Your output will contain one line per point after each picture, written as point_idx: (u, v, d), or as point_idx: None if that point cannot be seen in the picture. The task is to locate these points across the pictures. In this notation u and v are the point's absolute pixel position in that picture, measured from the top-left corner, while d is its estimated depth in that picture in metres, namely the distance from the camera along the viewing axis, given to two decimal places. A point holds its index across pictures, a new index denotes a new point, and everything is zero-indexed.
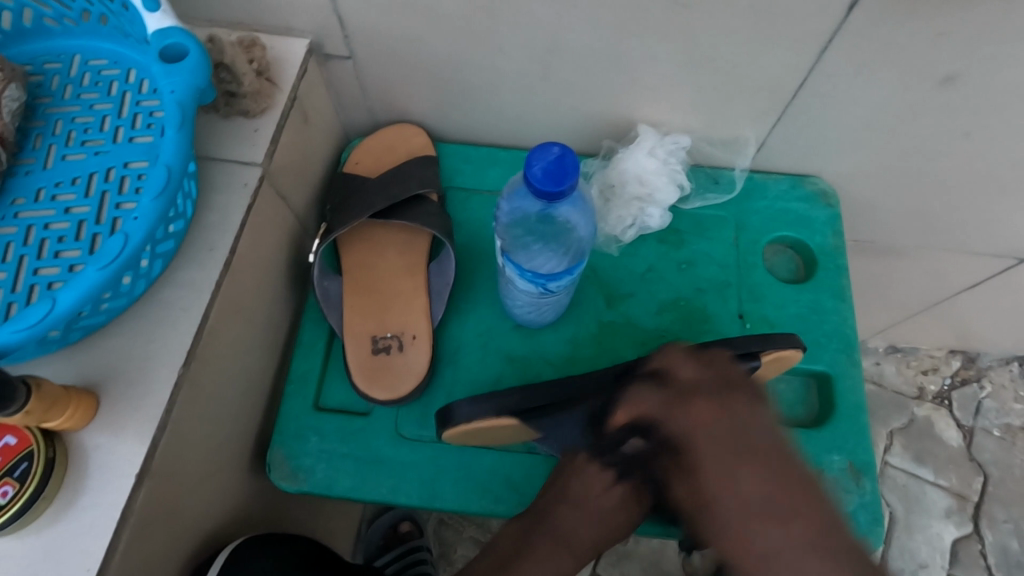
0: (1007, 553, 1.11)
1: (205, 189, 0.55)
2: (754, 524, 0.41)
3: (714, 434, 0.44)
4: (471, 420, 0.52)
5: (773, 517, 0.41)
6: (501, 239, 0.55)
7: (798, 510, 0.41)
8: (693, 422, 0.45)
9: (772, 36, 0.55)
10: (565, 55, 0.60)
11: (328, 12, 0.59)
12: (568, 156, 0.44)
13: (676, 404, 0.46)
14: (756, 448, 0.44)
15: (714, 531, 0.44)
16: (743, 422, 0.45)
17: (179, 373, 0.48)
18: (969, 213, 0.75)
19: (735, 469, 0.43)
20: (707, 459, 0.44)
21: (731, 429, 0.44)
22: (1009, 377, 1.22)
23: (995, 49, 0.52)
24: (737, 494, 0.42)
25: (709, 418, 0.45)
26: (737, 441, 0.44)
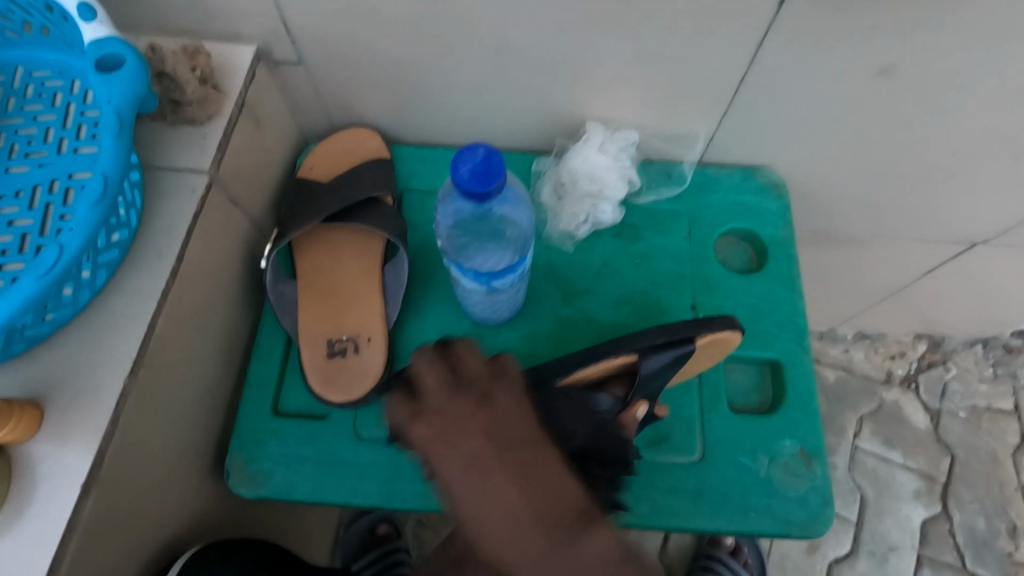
0: (975, 532, 1.13)
1: (152, 197, 0.55)
2: (488, 533, 0.39)
3: (444, 453, 0.40)
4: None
5: (512, 523, 0.38)
6: (443, 242, 0.56)
7: (532, 512, 0.39)
8: (426, 438, 0.41)
9: (710, 32, 0.56)
10: (511, 54, 0.61)
11: (273, 19, 0.59)
12: (494, 156, 0.45)
13: (412, 419, 0.42)
14: (484, 452, 0.39)
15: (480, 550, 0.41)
16: (471, 425, 0.40)
17: (126, 382, 0.48)
18: (918, 197, 0.77)
19: (471, 481, 0.39)
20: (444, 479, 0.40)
21: (459, 442, 0.40)
22: (974, 359, 1.24)
23: (921, 39, 0.54)
24: (472, 505, 0.39)
25: (437, 433, 0.40)
26: (470, 451, 0.40)
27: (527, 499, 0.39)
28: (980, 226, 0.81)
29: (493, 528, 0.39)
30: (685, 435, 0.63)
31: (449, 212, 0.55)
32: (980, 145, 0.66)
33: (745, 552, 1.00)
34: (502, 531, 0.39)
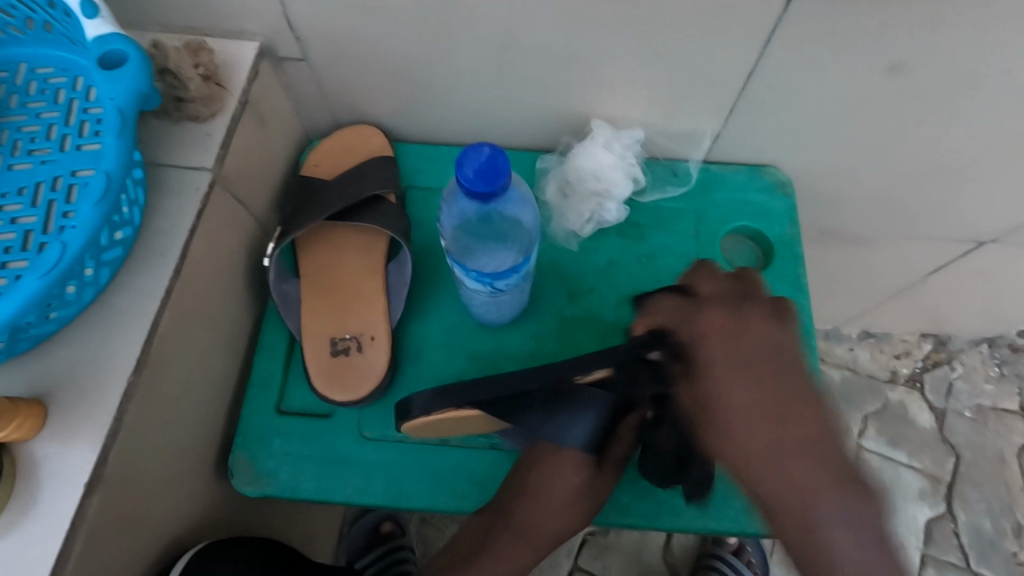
0: (981, 533, 1.13)
1: (154, 195, 0.55)
2: (746, 419, 0.44)
3: (723, 341, 0.46)
4: (428, 413, 0.53)
5: (766, 424, 0.44)
6: (448, 242, 0.55)
7: (800, 417, 0.44)
8: (711, 325, 0.47)
9: (719, 28, 0.56)
10: (518, 51, 0.60)
11: (277, 16, 0.59)
12: (499, 156, 0.44)
13: (694, 308, 0.49)
14: (771, 352, 0.45)
15: (716, 435, 0.45)
16: (757, 328, 0.46)
17: (128, 381, 0.48)
18: (925, 196, 0.76)
19: (739, 376, 0.45)
20: (710, 361, 0.46)
21: (745, 337, 0.46)
22: (980, 359, 1.24)
23: (932, 37, 0.53)
24: (741, 395, 0.44)
25: (729, 324, 0.47)
26: (748, 346, 0.46)
27: (810, 416, 0.44)
28: (989, 225, 0.81)
29: (749, 422, 0.44)
30: None
31: (454, 213, 0.55)
32: (987, 143, 0.66)
33: (749, 551, 1.07)
34: (751, 423, 0.44)
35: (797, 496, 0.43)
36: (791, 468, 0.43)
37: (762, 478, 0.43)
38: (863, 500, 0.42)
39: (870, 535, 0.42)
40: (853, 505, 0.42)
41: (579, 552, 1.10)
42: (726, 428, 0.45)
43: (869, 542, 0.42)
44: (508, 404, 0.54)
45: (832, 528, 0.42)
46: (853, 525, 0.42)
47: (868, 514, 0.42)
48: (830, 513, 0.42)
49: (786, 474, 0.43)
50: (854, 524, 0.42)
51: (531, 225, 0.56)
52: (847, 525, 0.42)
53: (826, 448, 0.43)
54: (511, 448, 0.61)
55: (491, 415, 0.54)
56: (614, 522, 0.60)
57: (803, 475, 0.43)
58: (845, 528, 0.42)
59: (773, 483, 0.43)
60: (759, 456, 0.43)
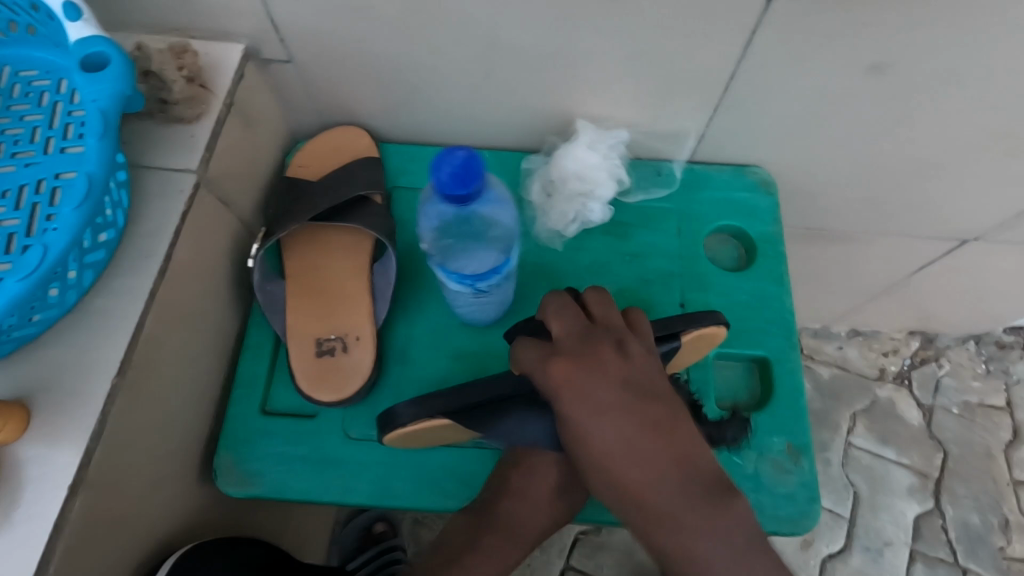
0: (969, 528, 1.14)
1: (139, 197, 0.55)
2: (612, 461, 0.50)
3: (578, 392, 0.49)
4: (409, 422, 0.54)
5: (632, 462, 0.49)
6: (427, 245, 0.56)
7: (669, 441, 0.50)
8: (561, 376, 0.50)
9: (701, 28, 0.56)
10: (502, 52, 0.61)
11: (262, 17, 0.59)
12: (474, 158, 0.45)
13: (546, 360, 0.51)
14: (612, 396, 0.49)
15: (591, 469, 0.51)
16: (602, 370, 0.50)
17: (114, 382, 0.48)
18: (908, 193, 0.77)
19: (608, 421, 0.49)
20: (578, 413, 0.50)
21: (591, 384, 0.49)
22: (967, 355, 1.25)
23: (910, 37, 0.54)
24: (607, 439, 0.49)
25: (573, 372, 0.50)
26: (602, 392, 0.49)
27: (667, 444, 0.50)
28: (971, 222, 0.82)
29: (628, 463, 0.49)
30: None
31: (434, 215, 0.55)
32: (967, 141, 0.66)
33: None
34: (624, 463, 0.49)
35: (664, 518, 0.49)
36: (651, 492, 0.49)
37: (632, 501, 0.50)
38: (729, 507, 0.49)
39: (726, 538, 0.48)
40: (721, 514, 0.49)
41: (571, 552, 1.11)
42: (600, 464, 0.50)
43: (726, 545, 0.48)
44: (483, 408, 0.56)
45: (694, 540, 0.49)
46: (714, 533, 0.48)
47: (724, 516, 0.49)
48: (693, 528, 0.49)
49: (662, 499, 0.49)
50: (713, 533, 0.48)
51: (511, 225, 0.57)
52: (707, 536, 0.48)
53: (691, 471, 0.50)
54: (496, 447, 0.61)
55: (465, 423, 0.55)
56: (599, 519, 0.60)
57: (670, 498, 0.49)
58: (705, 540, 0.48)
59: (652, 509, 0.49)
60: (638, 490, 0.50)
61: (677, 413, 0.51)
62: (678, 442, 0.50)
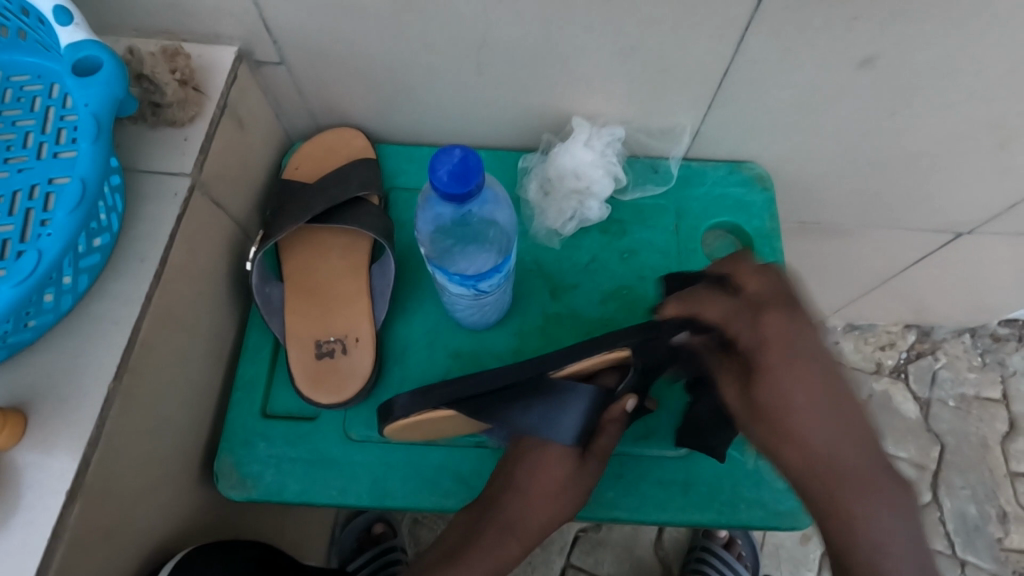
0: (966, 519, 1.15)
1: (133, 201, 0.55)
2: (804, 417, 0.48)
3: (785, 344, 0.49)
4: (408, 414, 0.54)
5: (825, 421, 0.48)
6: (427, 248, 0.55)
7: (861, 417, 0.49)
8: (771, 330, 0.49)
9: (693, 24, 0.56)
10: (495, 51, 0.61)
11: (254, 19, 0.59)
12: (471, 156, 0.44)
13: (754, 311, 0.50)
14: (818, 356, 0.49)
15: (773, 429, 0.50)
16: (806, 329, 0.49)
17: (109, 388, 0.48)
18: (902, 186, 0.78)
19: (803, 379, 0.49)
20: (774, 364, 0.49)
21: (802, 341, 0.49)
22: (963, 348, 1.26)
23: (901, 32, 0.55)
24: (802, 396, 0.48)
25: (787, 328, 0.49)
26: (809, 352, 0.49)
27: (857, 416, 0.49)
28: (966, 215, 0.83)
29: (816, 422, 0.48)
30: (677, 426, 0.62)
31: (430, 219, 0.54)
32: (959, 133, 0.67)
33: (739, 544, 1.09)
34: (814, 421, 0.48)
35: (848, 489, 0.47)
36: (838, 457, 0.48)
37: (815, 464, 0.49)
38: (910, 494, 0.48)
39: (910, 526, 0.46)
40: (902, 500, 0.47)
41: (571, 549, 1.11)
42: (789, 426, 0.49)
43: (905, 536, 0.46)
44: (481, 402, 0.55)
45: (883, 520, 0.46)
46: (902, 510, 0.47)
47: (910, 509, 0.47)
48: (879, 504, 0.46)
49: (846, 467, 0.48)
50: (903, 515, 0.46)
51: (507, 225, 0.56)
52: (894, 519, 0.46)
53: (876, 449, 0.49)
54: (496, 446, 0.62)
55: (466, 415, 0.54)
56: (599, 516, 0.60)
57: (853, 469, 0.48)
58: (888, 520, 0.46)
59: (835, 473, 0.48)
60: (819, 451, 0.48)
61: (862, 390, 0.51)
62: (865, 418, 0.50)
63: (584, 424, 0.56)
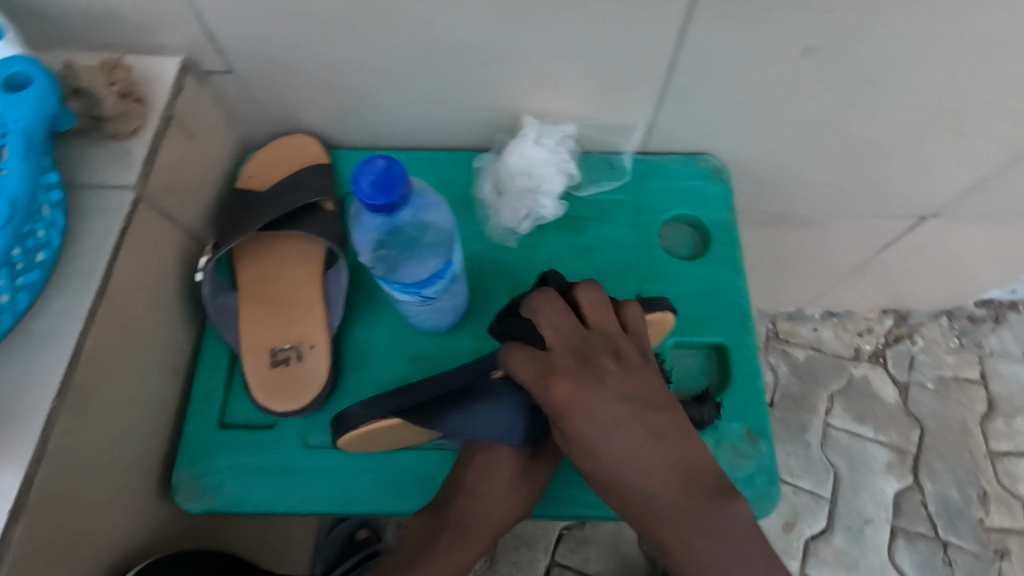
0: (948, 502, 1.15)
1: (76, 215, 0.54)
2: (620, 466, 0.51)
3: (581, 408, 0.50)
4: (359, 424, 0.54)
5: (637, 466, 0.50)
6: (368, 260, 0.55)
7: (672, 450, 0.50)
8: (564, 395, 0.50)
9: (635, 19, 0.56)
10: (440, 52, 0.60)
11: (196, 29, 0.59)
12: (393, 167, 0.44)
13: (548, 378, 0.51)
14: (613, 408, 0.50)
15: (601, 480, 0.52)
16: (601, 381, 0.50)
17: (53, 404, 0.48)
18: (863, 173, 0.78)
19: (610, 433, 0.50)
20: (582, 426, 0.50)
21: (596, 398, 0.50)
22: (940, 331, 1.26)
23: (843, 17, 0.55)
24: (616, 449, 0.50)
25: (580, 389, 0.50)
26: (609, 405, 0.50)
27: (664, 447, 0.50)
28: (927, 199, 0.83)
29: (631, 466, 0.50)
30: None
31: (367, 229, 0.54)
32: (911, 117, 0.67)
33: None
34: (629, 470, 0.50)
35: (666, 524, 0.50)
36: (655, 496, 0.50)
37: (641, 504, 0.51)
38: (727, 500, 0.49)
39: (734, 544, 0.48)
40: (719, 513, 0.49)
41: (556, 547, 1.11)
42: (615, 479, 0.51)
43: (729, 552, 0.48)
44: (428, 411, 0.54)
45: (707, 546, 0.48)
46: (721, 531, 0.48)
47: (727, 522, 0.48)
48: (692, 533, 0.49)
49: (666, 501, 0.50)
50: (719, 535, 0.48)
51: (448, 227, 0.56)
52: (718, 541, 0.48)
53: (691, 471, 0.51)
54: (454, 447, 0.62)
55: (415, 423, 0.54)
56: (561, 513, 0.61)
57: (675, 502, 0.50)
58: (710, 545, 0.48)
59: (655, 511, 0.50)
60: (642, 493, 0.50)
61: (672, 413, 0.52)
62: (678, 446, 0.51)
63: (533, 424, 0.56)
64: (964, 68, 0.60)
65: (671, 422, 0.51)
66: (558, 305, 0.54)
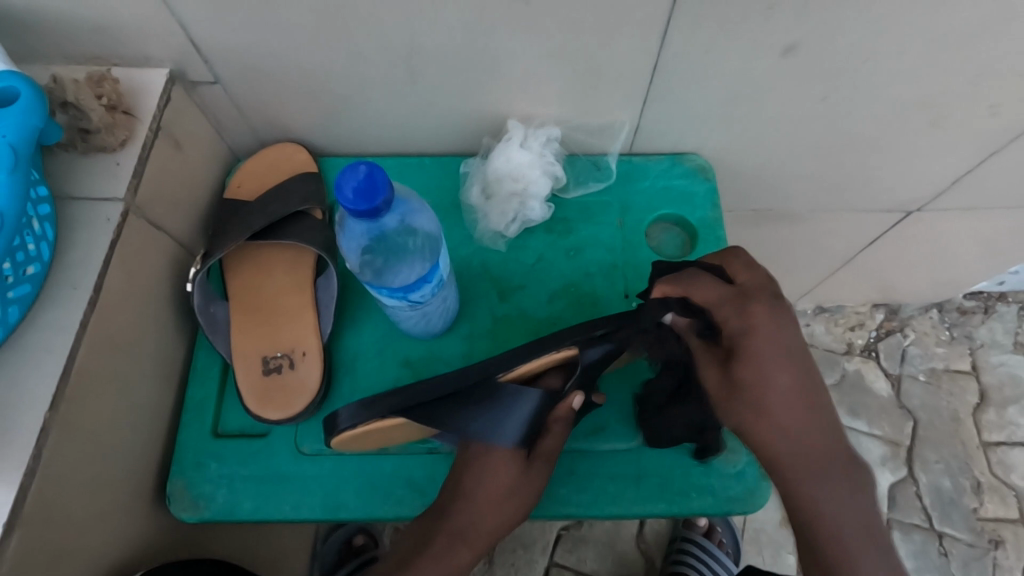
0: (941, 492, 1.16)
1: (66, 228, 0.55)
2: (779, 400, 0.50)
3: (769, 333, 0.50)
4: (353, 425, 0.54)
5: (791, 406, 0.50)
6: (355, 266, 0.56)
7: (823, 402, 0.51)
8: (751, 322, 0.50)
9: (616, 23, 0.57)
10: (424, 57, 0.61)
11: (182, 40, 0.59)
12: (375, 172, 0.45)
13: (744, 301, 0.51)
14: (794, 345, 0.50)
15: (744, 408, 0.51)
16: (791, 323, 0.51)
17: (45, 417, 0.48)
18: (848, 168, 0.79)
19: (778, 367, 0.50)
20: (761, 351, 0.50)
21: (786, 332, 0.50)
22: (931, 324, 1.27)
23: (818, 16, 0.56)
24: (779, 384, 0.50)
25: (774, 322, 0.50)
26: (794, 342, 0.50)
27: (813, 405, 0.50)
28: (911, 192, 0.84)
29: (783, 403, 0.50)
30: (622, 419, 0.63)
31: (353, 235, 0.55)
32: (891, 112, 0.68)
33: (719, 532, 1.09)
34: (782, 407, 0.50)
35: (804, 468, 0.49)
36: (800, 440, 0.50)
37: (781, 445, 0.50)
38: (862, 474, 0.50)
39: (862, 501, 0.49)
40: (850, 481, 0.49)
41: (553, 549, 1.11)
42: (762, 411, 0.50)
43: (851, 513, 0.48)
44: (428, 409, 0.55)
45: (834, 492, 0.49)
46: (848, 492, 0.49)
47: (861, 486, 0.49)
48: (827, 483, 0.49)
49: (803, 449, 0.50)
50: (851, 496, 0.49)
51: (434, 231, 0.57)
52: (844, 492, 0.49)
53: (833, 435, 0.50)
54: (447, 450, 0.62)
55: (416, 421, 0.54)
56: (552, 513, 0.61)
57: (813, 454, 0.50)
58: (837, 495, 0.49)
59: (794, 453, 0.50)
60: (785, 436, 0.50)
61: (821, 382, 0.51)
62: (825, 411, 0.51)
63: (528, 429, 0.57)
64: (939, 63, 0.61)
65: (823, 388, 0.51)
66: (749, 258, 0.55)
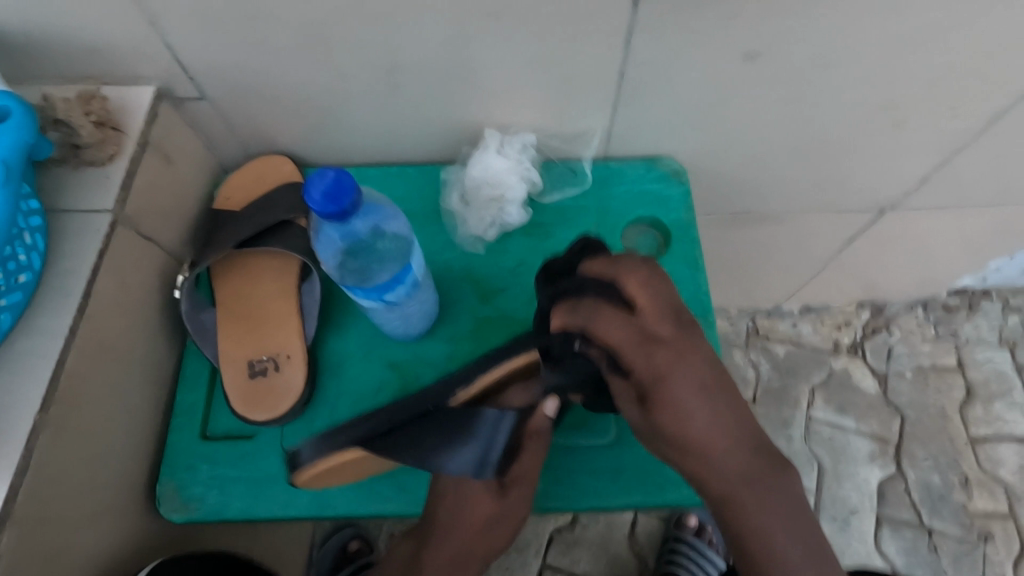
0: (931, 488, 1.17)
1: (57, 239, 0.57)
2: (698, 441, 0.54)
3: (677, 376, 0.53)
4: (311, 463, 0.56)
5: (710, 442, 0.54)
6: (331, 271, 0.58)
7: (739, 422, 0.55)
8: (659, 363, 0.53)
9: (583, 35, 0.60)
10: (402, 70, 0.63)
11: (168, 60, 0.62)
12: (343, 176, 0.47)
13: (646, 344, 0.54)
14: (699, 379, 0.54)
15: (669, 447, 0.56)
16: (692, 351, 0.54)
17: (36, 420, 0.50)
18: (821, 169, 0.81)
19: (691, 404, 0.54)
20: (674, 394, 0.53)
21: (689, 365, 0.54)
22: (916, 322, 1.29)
23: (776, 24, 0.58)
24: (693, 423, 0.54)
25: (675, 358, 0.54)
26: (699, 376, 0.54)
27: (733, 429, 0.55)
28: (883, 191, 0.86)
29: (705, 438, 0.54)
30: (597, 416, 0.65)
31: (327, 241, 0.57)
32: (856, 114, 0.70)
33: (710, 531, 1.10)
34: (700, 446, 0.54)
35: (741, 494, 0.54)
36: (725, 465, 0.54)
37: (711, 474, 0.55)
38: (784, 474, 0.55)
39: (790, 506, 0.55)
40: (774, 488, 0.55)
41: (547, 550, 1.12)
42: (684, 451, 0.54)
43: (783, 520, 0.54)
44: (392, 445, 0.57)
45: (762, 500, 0.54)
46: (777, 501, 0.54)
47: (787, 490, 0.55)
48: (756, 502, 0.54)
49: (730, 475, 0.55)
50: (778, 507, 0.54)
51: (407, 234, 0.59)
52: (767, 497, 0.54)
53: (755, 450, 0.55)
54: None
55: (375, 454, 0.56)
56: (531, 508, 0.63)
57: (736, 475, 0.54)
58: (766, 509, 0.54)
59: (720, 482, 0.55)
60: (711, 468, 0.55)
61: (739, 402, 0.56)
62: (746, 429, 0.55)
63: (508, 442, 0.59)
64: (897, 65, 0.63)
65: (740, 405, 0.56)
66: (648, 273, 0.55)
